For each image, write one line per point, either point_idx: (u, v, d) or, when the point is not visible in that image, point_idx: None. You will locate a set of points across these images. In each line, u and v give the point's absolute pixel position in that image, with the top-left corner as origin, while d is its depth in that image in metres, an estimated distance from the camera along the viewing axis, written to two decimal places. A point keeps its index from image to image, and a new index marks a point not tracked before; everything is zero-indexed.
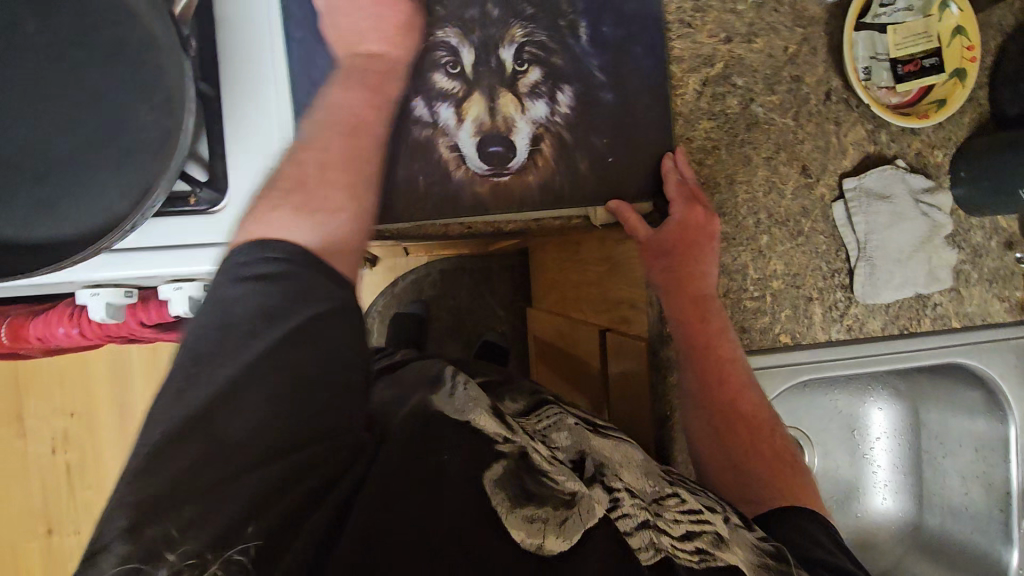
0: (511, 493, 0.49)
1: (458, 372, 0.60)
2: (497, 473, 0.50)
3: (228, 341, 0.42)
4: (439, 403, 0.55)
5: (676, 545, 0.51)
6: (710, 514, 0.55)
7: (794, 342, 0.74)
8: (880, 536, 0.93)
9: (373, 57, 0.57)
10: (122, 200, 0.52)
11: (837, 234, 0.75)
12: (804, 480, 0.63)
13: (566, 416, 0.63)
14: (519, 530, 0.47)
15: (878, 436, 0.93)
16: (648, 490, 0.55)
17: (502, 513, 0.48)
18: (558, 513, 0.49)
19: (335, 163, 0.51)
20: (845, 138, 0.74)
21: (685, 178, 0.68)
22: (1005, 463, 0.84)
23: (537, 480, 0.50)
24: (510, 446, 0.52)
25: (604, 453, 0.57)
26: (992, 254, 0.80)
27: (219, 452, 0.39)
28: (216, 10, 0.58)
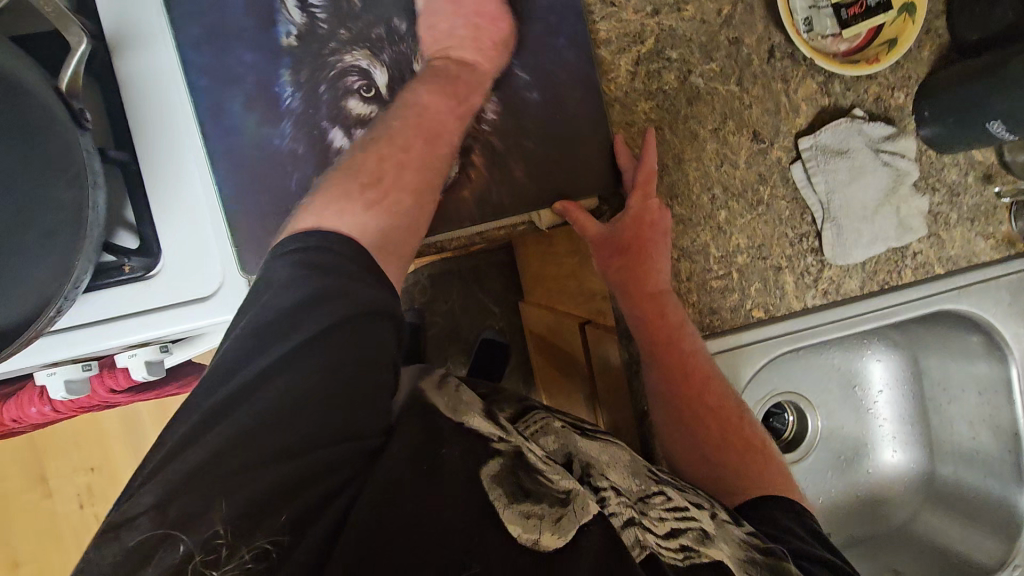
0: (508, 489, 0.45)
1: (452, 375, 0.59)
2: (493, 470, 0.45)
3: (267, 334, 0.44)
4: (433, 393, 0.53)
5: (661, 543, 0.46)
6: (696, 511, 0.51)
7: (770, 316, 0.71)
8: (891, 491, 0.90)
9: (463, 65, 0.60)
10: (41, 285, 0.50)
11: (799, 197, 0.71)
12: (777, 466, 0.62)
13: (553, 419, 0.58)
14: (515, 524, 0.43)
15: (880, 389, 0.90)
16: (635, 489, 0.51)
17: (500, 507, 0.43)
18: (553, 510, 0.44)
19: (410, 164, 0.54)
20: (795, 95, 0.71)
21: (644, 159, 0.65)
22: (1010, 404, 0.81)
23: (530, 476, 0.46)
24: (505, 445, 0.48)
25: (592, 455, 0.53)
26: (969, 191, 0.76)
27: (253, 438, 0.41)
28: (118, 68, 0.56)
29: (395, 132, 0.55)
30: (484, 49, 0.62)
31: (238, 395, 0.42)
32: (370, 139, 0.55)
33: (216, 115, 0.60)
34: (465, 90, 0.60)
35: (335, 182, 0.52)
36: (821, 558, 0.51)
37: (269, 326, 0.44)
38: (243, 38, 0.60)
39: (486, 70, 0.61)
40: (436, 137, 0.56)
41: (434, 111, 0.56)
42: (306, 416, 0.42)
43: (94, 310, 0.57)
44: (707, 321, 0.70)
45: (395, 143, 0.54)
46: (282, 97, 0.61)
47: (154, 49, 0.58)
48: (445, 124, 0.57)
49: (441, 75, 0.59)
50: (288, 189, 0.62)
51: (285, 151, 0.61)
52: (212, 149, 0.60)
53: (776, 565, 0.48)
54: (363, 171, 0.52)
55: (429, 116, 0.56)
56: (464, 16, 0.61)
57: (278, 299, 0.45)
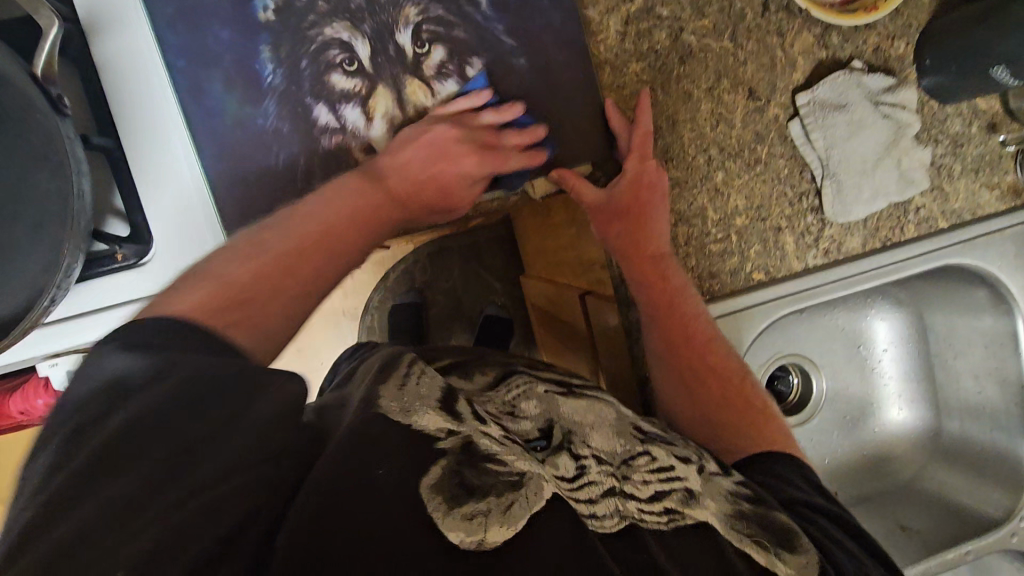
0: (451, 493, 0.38)
1: (416, 363, 0.54)
2: (435, 476, 0.39)
3: (104, 412, 0.37)
4: (382, 390, 0.47)
5: (642, 508, 0.43)
6: (683, 468, 0.48)
7: (771, 278, 0.70)
8: (897, 449, 0.90)
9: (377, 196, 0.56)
10: (36, 276, 0.50)
11: (797, 155, 0.70)
12: (778, 426, 0.61)
13: (536, 384, 0.57)
14: (456, 530, 0.36)
15: (885, 347, 0.89)
16: (616, 451, 0.48)
17: (438, 517, 0.37)
18: (503, 499, 0.39)
19: (281, 268, 0.49)
20: (792, 49, 0.69)
21: (640, 121, 0.64)
22: (1015, 356, 0.79)
23: (479, 471, 0.41)
24: (453, 441, 0.42)
25: (574, 419, 0.51)
26: (974, 141, 0.74)
27: (112, 507, 0.33)
28: (95, 54, 0.56)
29: (271, 239, 0.50)
30: (424, 191, 0.60)
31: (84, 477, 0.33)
32: (256, 239, 0.50)
33: (196, 96, 0.59)
34: (376, 216, 0.56)
35: (196, 288, 0.45)
36: (815, 504, 0.51)
37: (107, 405, 0.37)
38: (218, 15, 0.58)
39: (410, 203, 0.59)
40: (335, 256, 0.53)
41: (327, 218, 0.53)
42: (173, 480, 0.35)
43: (92, 300, 0.58)
44: (706, 285, 0.69)
45: (282, 258, 0.49)
46: (263, 74, 0.59)
47: (130, 32, 0.57)
48: (345, 249, 0.53)
49: (357, 190, 0.55)
50: (276, 169, 0.61)
51: (269, 130, 0.60)
52: (195, 133, 0.59)
53: (766, 517, 0.46)
54: (232, 283, 0.46)
55: (328, 231, 0.52)
56: (433, 167, 0.59)
57: (108, 387, 0.38)
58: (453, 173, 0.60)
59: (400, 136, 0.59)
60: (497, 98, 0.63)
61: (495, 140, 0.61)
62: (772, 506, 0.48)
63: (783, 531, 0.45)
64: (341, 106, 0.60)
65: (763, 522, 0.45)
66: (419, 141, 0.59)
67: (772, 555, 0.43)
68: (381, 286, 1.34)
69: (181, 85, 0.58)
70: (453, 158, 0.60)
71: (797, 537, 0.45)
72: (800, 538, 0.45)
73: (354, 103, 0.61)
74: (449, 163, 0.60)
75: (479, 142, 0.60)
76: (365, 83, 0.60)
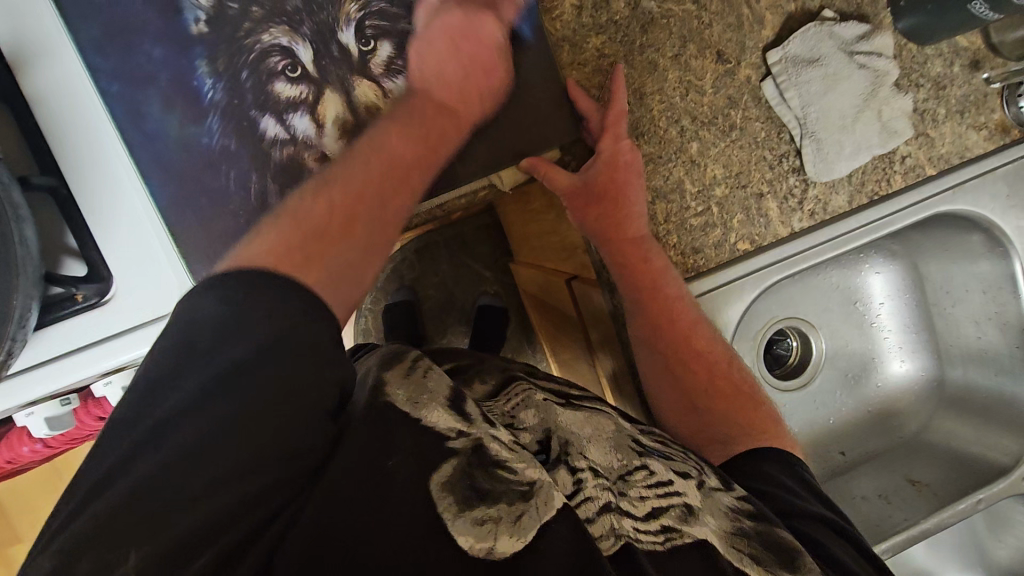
0: (461, 495, 0.41)
1: (422, 359, 0.54)
2: (446, 474, 0.42)
3: (205, 345, 0.39)
4: (396, 377, 0.49)
5: (639, 527, 0.42)
6: (682, 482, 0.46)
7: (756, 247, 0.68)
8: (901, 402, 0.88)
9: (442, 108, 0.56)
10: None
11: (773, 116, 0.67)
12: (766, 410, 0.59)
13: (535, 391, 0.55)
14: (467, 535, 0.39)
15: (882, 301, 0.87)
16: (614, 467, 0.46)
17: (450, 518, 0.39)
18: (512, 508, 0.41)
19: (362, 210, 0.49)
20: (758, 4, 0.65)
21: (618, 100, 0.62)
22: (1016, 299, 0.77)
23: (490, 476, 0.43)
24: (462, 441, 0.44)
25: (573, 428, 0.49)
26: (957, 81, 0.71)
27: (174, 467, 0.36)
28: (25, 89, 0.53)
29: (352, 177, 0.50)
30: (473, 88, 0.58)
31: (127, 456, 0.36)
32: (350, 187, 0.49)
33: (135, 121, 0.56)
34: (434, 132, 0.55)
35: (270, 233, 0.46)
36: (811, 511, 0.49)
37: (225, 334, 0.39)
38: (148, 32, 0.56)
39: (464, 111, 0.58)
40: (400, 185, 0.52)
41: (390, 148, 0.52)
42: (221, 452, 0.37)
43: (51, 346, 0.55)
44: (690, 262, 0.67)
45: (352, 189, 0.49)
46: (202, 91, 0.56)
47: (60, 59, 0.54)
48: (411, 169, 0.53)
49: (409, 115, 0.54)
50: (226, 189, 0.58)
51: (217, 149, 0.58)
52: (138, 159, 0.56)
53: (765, 534, 0.45)
54: (299, 225, 0.46)
55: (388, 157, 0.51)
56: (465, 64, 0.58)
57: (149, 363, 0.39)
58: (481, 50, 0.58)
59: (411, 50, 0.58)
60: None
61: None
62: (772, 520, 0.46)
63: (784, 549, 0.44)
64: (289, 116, 0.58)
65: (761, 536, 0.44)
66: (429, 34, 0.58)
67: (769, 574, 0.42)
68: None
69: (119, 112, 0.56)
70: (489, 48, 0.59)
71: (798, 556, 0.43)
72: (799, 552, 0.44)
73: (302, 111, 0.58)
74: (479, 43, 0.58)
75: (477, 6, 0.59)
76: (312, 89, 0.58)
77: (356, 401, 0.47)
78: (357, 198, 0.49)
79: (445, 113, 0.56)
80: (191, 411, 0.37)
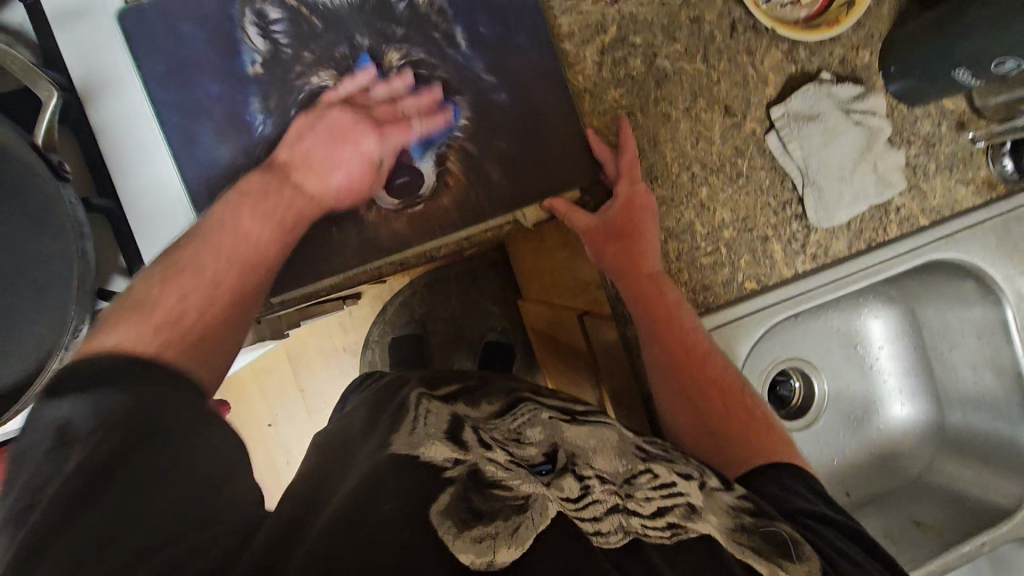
0: (460, 516, 0.38)
1: (423, 401, 0.54)
2: (444, 502, 0.39)
3: (101, 432, 0.41)
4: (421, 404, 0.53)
5: (646, 524, 0.43)
6: (684, 484, 0.49)
7: (763, 286, 0.72)
8: (902, 444, 0.90)
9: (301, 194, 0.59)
10: (47, 335, 0.52)
11: (777, 166, 0.72)
12: (776, 430, 0.62)
13: (541, 411, 0.58)
14: (467, 553, 0.36)
15: (880, 344, 0.90)
16: (619, 471, 0.49)
17: (451, 540, 0.36)
18: (509, 522, 0.39)
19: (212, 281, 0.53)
20: (762, 66, 0.72)
21: (626, 146, 0.66)
22: (1009, 344, 0.81)
23: (485, 496, 0.41)
24: (459, 469, 0.43)
25: (578, 442, 0.52)
26: (945, 140, 0.77)
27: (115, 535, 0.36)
28: (93, 122, 0.58)
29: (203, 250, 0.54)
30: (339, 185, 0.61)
31: (112, 476, 0.39)
32: (187, 259, 0.53)
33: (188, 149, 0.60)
34: (286, 215, 0.58)
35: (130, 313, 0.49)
36: (818, 513, 0.51)
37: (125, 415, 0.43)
38: (206, 69, 0.60)
39: (325, 202, 0.61)
40: (249, 269, 0.55)
41: (239, 233, 0.55)
42: (147, 503, 0.38)
43: None
44: (701, 298, 0.70)
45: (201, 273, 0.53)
46: (254, 124, 0.61)
47: (127, 93, 0.59)
48: (259, 252, 0.56)
49: (259, 191, 0.57)
50: None
51: None
52: (190, 186, 0.60)
53: (766, 528, 0.46)
54: (160, 314, 0.50)
55: (239, 243, 0.55)
56: (334, 152, 0.60)
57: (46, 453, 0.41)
58: (354, 155, 0.61)
59: (292, 128, 0.61)
60: (383, 73, 0.63)
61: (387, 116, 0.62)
62: (771, 517, 0.49)
63: (784, 539, 0.46)
64: None
65: (764, 532, 0.46)
66: (313, 131, 0.60)
67: (776, 565, 0.43)
68: (381, 319, 1.37)
69: (174, 141, 0.60)
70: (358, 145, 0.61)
71: (799, 544, 0.46)
72: (802, 543, 0.46)
73: None
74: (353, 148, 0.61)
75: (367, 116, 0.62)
76: None
77: (373, 435, 0.49)
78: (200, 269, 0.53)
79: (302, 197, 0.59)
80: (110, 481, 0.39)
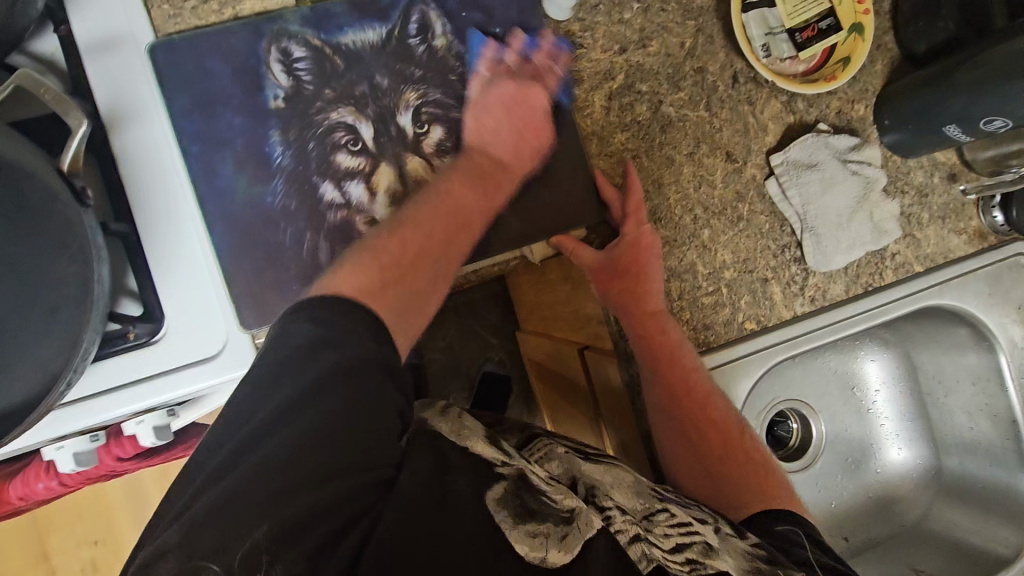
0: (514, 510, 0.48)
1: (454, 407, 0.62)
2: (497, 493, 0.49)
3: (281, 377, 0.45)
4: (438, 422, 0.57)
5: (667, 556, 0.47)
6: (699, 525, 0.51)
7: (762, 327, 0.73)
8: (901, 489, 0.90)
9: (495, 162, 0.65)
10: (53, 358, 0.52)
11: (777, 211, 0.74)
12: (775, 474, 0.63)
13: (557, 445, 0.59)
14: (523, 544, 0.45)
15: (877, 388, 0.91)
16: (638, 507, 0.52)
17: (505, 527, 0.46)
18: (558, 528, 0.47)
19: (430, 251, 0.56)
20: (762, 115, 0.75)
21: (634, 188, 0.68)
22: (1004, 392, 0.83)
23: (536, 498, 0.49)
24: (508, 468, 0.52)
25: (596, 476, 0.54)
26: (937, 191, 0.80)
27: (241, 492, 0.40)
28: (114, 146, 0.59)
29: (424, 226, 0.57)
30: (520, 152, 0.67)
31: (267, 435, 0.42)
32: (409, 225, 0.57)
33: (207, 177, 0.63)
34: (493, 187, 0.64)
35: (359, 270, 0.52)
36: (830, 564, 0.51)
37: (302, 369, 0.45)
38: (230, 103, 0.63)
39: (518, 166, 0.67)
40: (454, 237, 0.59)
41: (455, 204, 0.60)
42: (311, 456, 0.42)
43: (103, 378, 0.59)
44: (702, 337, 0.72)
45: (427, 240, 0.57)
46: (273, 156, 0.63)
47: (148, 120, 0.60)
48: (468, 214, 0.61)
49: (476, 173, 0.64)
50: (283, 244, 0.64)
51: (277, 208, 0.64)
52: (207, 213, 0.62)
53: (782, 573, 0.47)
54: (394, 270, 0.53)
55: (453, 210, 0.60)
56: (508, 116, 0.66)
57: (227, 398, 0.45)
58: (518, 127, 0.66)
59: (471, 113, 0.66)
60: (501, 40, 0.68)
61: (535, 70, 0.68)
62: (786, 564, 0.49)
63: None
64: (346, 184, 0.64)
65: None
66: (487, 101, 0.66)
67: None
68: None
69: (196, 170, 0.62)
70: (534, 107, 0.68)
71: None
72: None
73: (358, 180, 0.64)
74: (533, 119, 0.67)
75: (527, 78, 0.68)
76: (369, 161, 0.64)
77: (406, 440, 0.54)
78: (428, 243, 0.56)
79: (501, 168, 0.65)
80: (264, 438, 0.42)
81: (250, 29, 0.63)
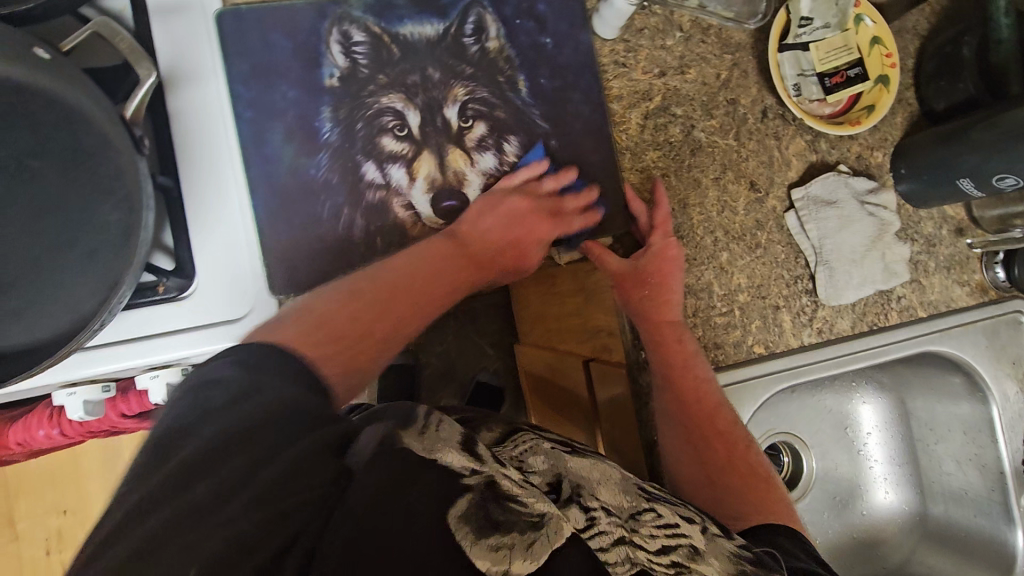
0: (477, 524, 0.41)
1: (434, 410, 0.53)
2: (462, 507, 0.42)
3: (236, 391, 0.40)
4: (409, 436, 0.46)
5: (653, 559, 0.47)
6: (687, 527, 0.53)
7: (769, 352, 0.75)
8: (886, 532, 0.91)
9: (461, 253, 0.64)
10: (88, 300, 0.53)
11: (793, 242, 0.77)
12: (773, 491, 0.66)
13: (542, 440, 0.60)
14: (484, 559, 0.39)
15: (870, 431, 0.92)
16: (625, 506, 0.52)
17: (467, 544, 0.39)
18: (525, 537, 0.41)
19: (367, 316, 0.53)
20: (787, 150, 0.78)
21: (662, 205, 0.71)
22: (994, 444, 0.85)
23: (502, 507, 0.43)
24: (476, 477, 0.45)
25: (582, 475, 0.55)
26: (945, 242, 0.83)
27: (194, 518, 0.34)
28: (169, 104, 0.60)
29: (374, 286, 0.56)
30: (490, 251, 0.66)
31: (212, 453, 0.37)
32: (356, 291, 0.54)
33: (257, 145, 0.65)
34: (456, 274, 0.63)
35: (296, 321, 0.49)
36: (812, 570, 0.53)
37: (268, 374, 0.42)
38: (288, 77, 0.66)
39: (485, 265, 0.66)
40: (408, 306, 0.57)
41: (414, 275, 0.59)
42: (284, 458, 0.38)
43: (128, 329, 0.59)
44: (712, 355, 0.73)
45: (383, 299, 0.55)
46: (321, 131, 0.66)
47: (206, 84, 0.62)
48: (423, 289, 0.59)
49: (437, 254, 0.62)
50: (320, 216, 0.66)
51: (320, 180, 0.66)
52: (252, 177, 0.64)
53: None
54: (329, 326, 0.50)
55: (416, 286, 0.58)
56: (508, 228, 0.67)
57: None
58: (521, 231, 0.69)
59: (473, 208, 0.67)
60: (553, 166, 0.72)
61: (559, 208, 0.70)
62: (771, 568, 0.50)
63: None
64: (388, 166, 0.66)
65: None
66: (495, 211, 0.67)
67: None
68: None
69: (246, 136, 0.64)
70: (534, 231, 0.69)
71: None
72: None
73: (400, 164, 0.66)
74: (529, 233, 0.69)
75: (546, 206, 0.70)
76: (412, 147, 0.67)
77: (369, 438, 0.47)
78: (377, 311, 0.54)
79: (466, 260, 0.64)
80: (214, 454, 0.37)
81: (314, 10, 0.66)
